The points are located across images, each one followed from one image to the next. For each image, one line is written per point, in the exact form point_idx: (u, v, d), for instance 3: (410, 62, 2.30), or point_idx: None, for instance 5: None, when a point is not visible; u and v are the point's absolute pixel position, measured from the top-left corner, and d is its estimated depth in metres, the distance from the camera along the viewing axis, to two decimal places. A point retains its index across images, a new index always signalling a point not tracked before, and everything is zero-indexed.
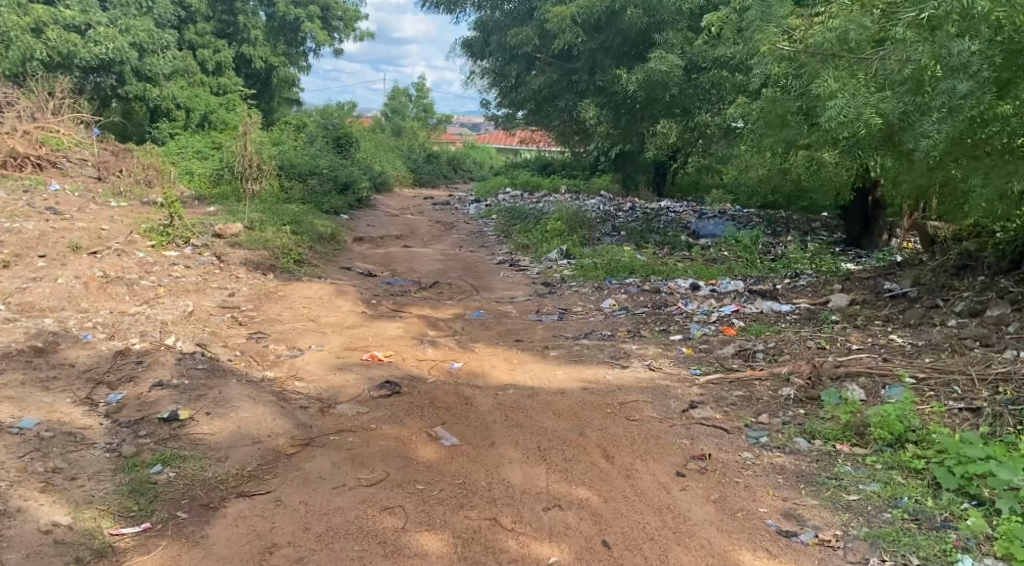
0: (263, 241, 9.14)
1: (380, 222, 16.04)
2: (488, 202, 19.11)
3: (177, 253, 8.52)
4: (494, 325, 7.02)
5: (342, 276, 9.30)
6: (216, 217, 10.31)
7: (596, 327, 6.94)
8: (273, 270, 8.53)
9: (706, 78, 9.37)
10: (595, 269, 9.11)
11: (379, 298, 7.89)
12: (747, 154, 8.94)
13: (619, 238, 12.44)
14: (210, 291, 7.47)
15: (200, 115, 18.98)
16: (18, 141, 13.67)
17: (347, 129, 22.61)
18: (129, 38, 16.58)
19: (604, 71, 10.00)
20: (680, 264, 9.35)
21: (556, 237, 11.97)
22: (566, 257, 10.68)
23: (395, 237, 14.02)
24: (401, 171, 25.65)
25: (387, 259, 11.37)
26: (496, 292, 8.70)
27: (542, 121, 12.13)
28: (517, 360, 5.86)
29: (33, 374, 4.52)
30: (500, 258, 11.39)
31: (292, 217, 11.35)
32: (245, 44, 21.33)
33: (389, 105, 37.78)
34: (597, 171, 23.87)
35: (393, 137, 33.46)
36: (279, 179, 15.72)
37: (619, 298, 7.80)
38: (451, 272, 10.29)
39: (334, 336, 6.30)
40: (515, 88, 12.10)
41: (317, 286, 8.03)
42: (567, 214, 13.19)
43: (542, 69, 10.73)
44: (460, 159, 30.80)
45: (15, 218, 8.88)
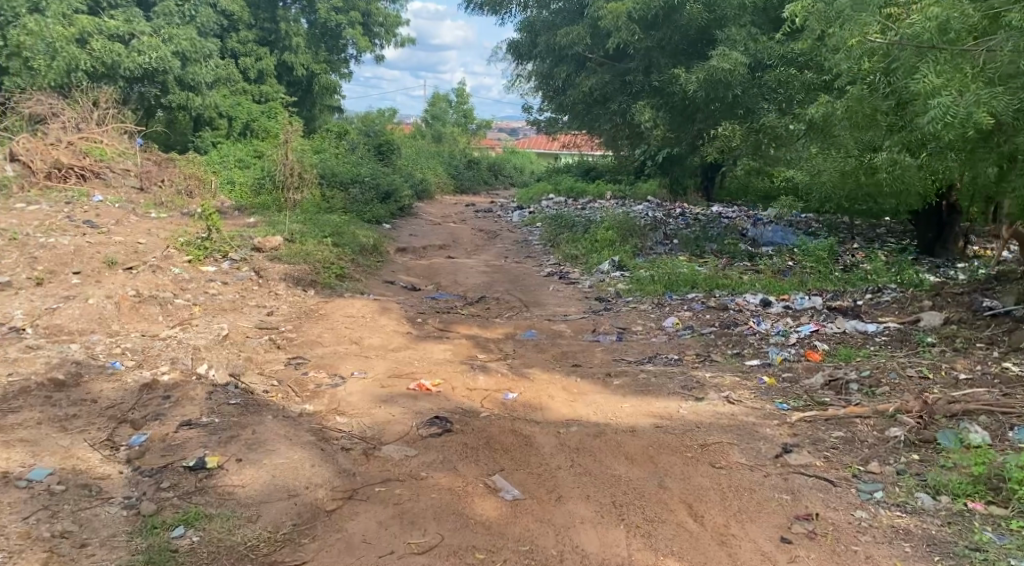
0: (304, 254, 8.73)
1: (422, 231, 15.63)
2: (532, 209, 18.60)
3: (215, 268, 8.14)
4: (549, 347, 6.49)
5: (385, 291, 8.85)
6: (256, 229, 9.96)
7: (660, 349, 6.37)
8: (313, 286, 8.11)
9: (772, 76, 8.78)
10: (653, 282, 8.51)
11: (425, 316, 7.41)
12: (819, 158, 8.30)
13: (673, 247, 11.82)
14: (248, 309, 7.07)
15: (241, 124, 18.82)
16: (61, 153, 13.69)
17: (388, 136, 22.31)
18: (172, 47, 16.48)
19: (661, 71, 9.55)
20: (745, 276, 8.72)
21: (607, 247, 11.38)
22: (618, 269, 10.10)
23: (438, 247, 13.58)
24: (443, 178, 25.28)
25: (430, 271, 10.92)
26: (548, 308, 8.16)
27: (592, 125, 11.57)
28: (578, 390, 5.30)
29: (52, 411, 4.11)
30: (549, 269, 10.86)
31: (333, 228, 10.97)
32: (287, 51, 21.17)
33: (430, 111, 37.49)
34: (643, 176, 23.20)
35: (433, 144, 33.15)
36: (320, 189, 15.44)
37: (683, 316, 7.21)
38: (498, 285, 9.79)
39: (379, 361, 5.83)
40: (563, 91, 11.61)
41: (359, 303, 7.59)
42: (616, 221, 12.60)
43: (593, 71, 10.20)
44: (501, 165, 30.34)
45: (51, 232, 8.61)
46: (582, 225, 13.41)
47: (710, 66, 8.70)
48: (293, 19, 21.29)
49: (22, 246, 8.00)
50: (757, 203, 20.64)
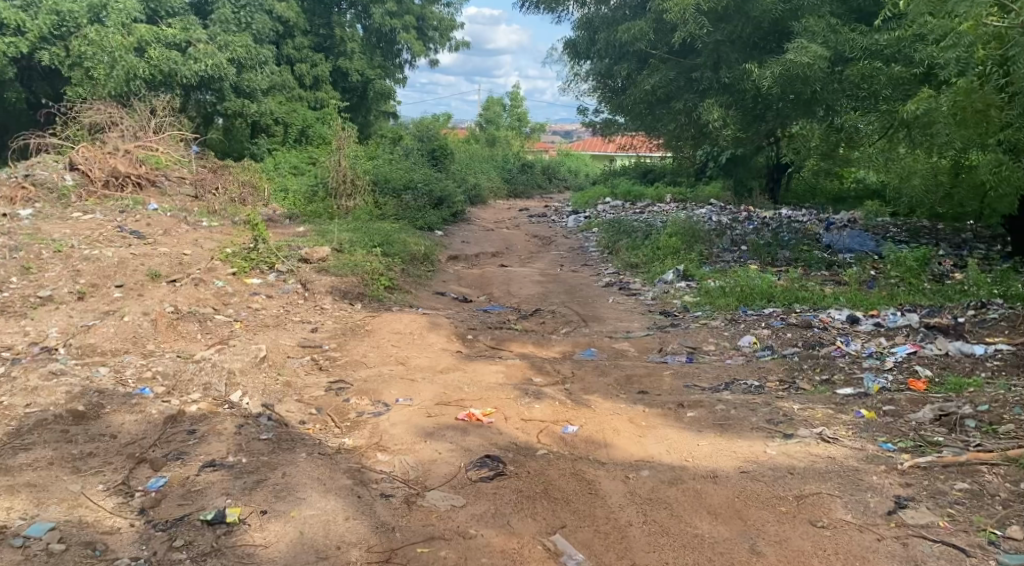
0: (352, 265, 8.32)
1: (476, 238, 15.19)
2: (589, 213, 18.03)
3: (261, 281, 7.78)
4: (611, 369, 5.93)
5: (436, 303, 8.42)
6: (305, 239, 9.62)
7: (737, 375, 5.76)
8: (360, 299, 7.69)
9: (855, 71, 8.05)
10: (724, 296, 7.93)
11: (477, 332, 6.92)
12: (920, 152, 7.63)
13: (741, 255, 11.19)
14: (291, 326, 6.68)
15: (296, 130, 18.71)
16: (118, 160, 13.52)
17: (442, 141, 21.98)
18: (227, 54, 16.40)
19: (731, 67, 8.91)
20: (827, 290, 8.19)
21: (670, 255, 10.76)
22: (684, 279, 9.50)
23: (491, 254, 13.14)
24: (496, 182, 24.87)
25: (484, 281, 10.44)
26: (610, 323, 7.61)
27: (654, 126, 10.94)
28: (646, 424, 4.76)
29: (66, 449, 3.73)
30: (609, 279, 10.30)
31: (383, 236, 10.58)
32: (342, 56, 21.03)
33: (484, 115, 37.15)
34: (703, 177, 22.39)
35: (486, 148, 32.80)
36: (373, 196, 15.24)
37: (761, 335, 6.64)
38: (554, 296, 9.26)
39: (426, 386, 5.35)
40: (623, 91, 11.04)
41: (408, 317, 7.15)
42: (679, 226, 11.97)
43: (657, 69, 9.60)
44: (556, 168, 29.76)
45: (97, 244, 8.37)
46: (643, 230, 12.79)
47: (785, 60, 8.05)
48: (348, 25, 21.16)
49: (66, 259, 7.77)
50: (825, 205, 19.67)
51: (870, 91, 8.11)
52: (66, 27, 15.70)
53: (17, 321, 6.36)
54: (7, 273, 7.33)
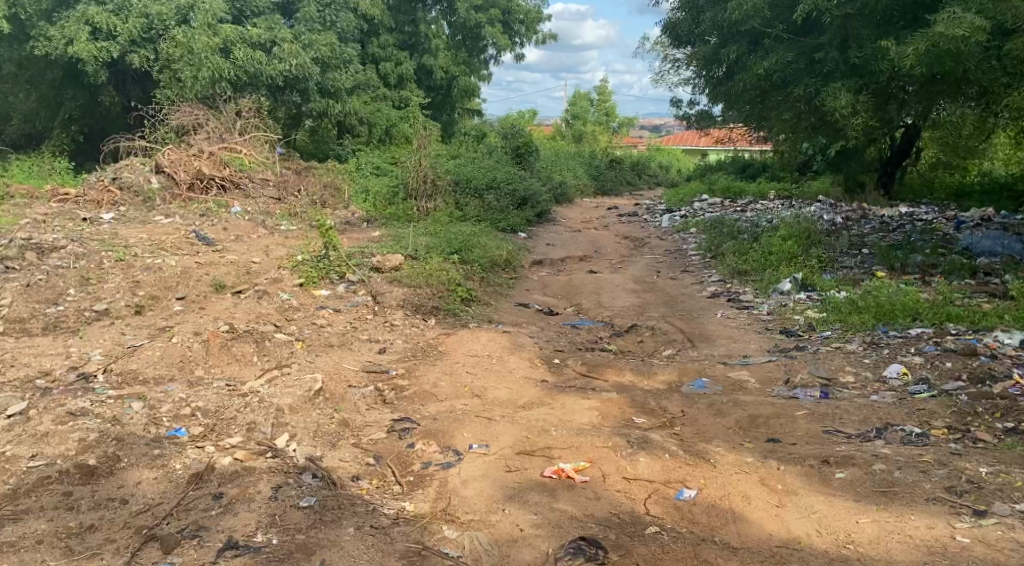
0: (426, 275, 7.53)
1: (563, 240, 14.33)
2: (684, 211, 16.91)
3: (329, 293, 7.12)
4: (732, 409, 4.96)
5: (519, 317, 7.62)
6: (380, 245, 8.95)
7: (890, 419, 4.69)
8: (435, 314, 6.92)
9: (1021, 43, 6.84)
10: (857, 313, 6.85)
11: (565, 356, 6.05)
12: None
13: (864, 261, 10.02)
14: (358, 346, 5.93)
15: (380, 130, 18.18)
16: (202, 163, 13.22)
17: (528, 138, 21.18)
18: (311, 53, 16.05)
19: (861, 45, 7.86)
20: (983, 305, 6.98)
21: (785, 261, 9.62)
22: (802, 290, 8.57)
23: (579, 258, 12.25)
24: (583, 180, 23.89)
25: (573, 292, 9.55)
26: (721, 346, 6.61)
27: (765, 115, 9.80)
28: (784, 488, 3.83)
29: (64, 519, 3.20)
30: (715, 287, 9.30)
31: (463, 241, 9.82)
32: (426, 53, 20.39)
33: (571, 109, 36.10)
34: (807, 172, 20.81)
35: (573, 144, 31.82)
36: (454, 197, 14.63)
37: (912, 364, 5.60)
38: (651, 309, 8.27)
39: (505, 427, 4.47)
40: (729, 78, 9.96)
41: (491, 336, 6.34)
42: (790, 227, 10.80)
43: (772, 51, 8.60)
44: (645, 164, 28.47)
45: (160, 252, 7.85)
46: (750, 232, 11.64)
47: (934, 34, 7.06)
48: (433, 22, 20.63)
49: (127, 269, 7.25)
50: (946, 201, 17.91)
51: None
52: (155, 29, 15.19)
53: (66, 339, 5.84)
54: (65, 285, 6.88)
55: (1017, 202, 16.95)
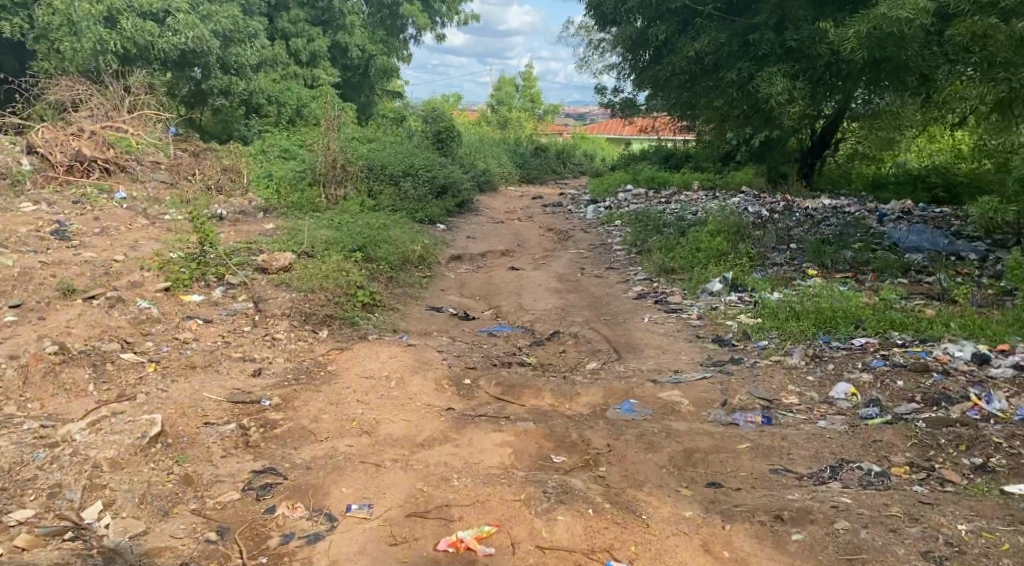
0: (320, 277, 6.57)
1: (483, 232, 13.53)
2: (609, 202, 16.34)
3: (202, 298, 6.10)
4: (665, 442, 4.24)
5: (428, 323, 6.78)
6: (272, 239, 7.94)
7: (845, 455, 4.05)
8: (328, 324, 5.93)
9: (964, 29, 6.51)
10: (795, 320, 6.27)
11: (475, 374, 5.23)
12: None
13: (795, 257, 9.56)
14: (226, 368, 4.94)
15: (290, 110, 16.68)
16: (82, 143, 11.77)
17: (449, 122, 20.28)
18: (210, 26, 14.25)
19: (798, 27, 7.36)
20: (927, 310, 6.50)
21: (715, 259, 9.06)
22: (733, 290, 8.04)
23: (499, 253, 11.49)
24: (507, 167, 23.12)
25: (490, 293, 8.77)
26: (651, 359, 5.92)
27: (693, 102, 9.23)
28: (729, 557, 3.16)
29: None
30: (641, 287, 8.67)
31: (370, 235, 8.93)
32: (340, 30, 19.14)
33: (495, 95, 35.39)
34: (731, 162, 20.57)
35: (498, 131, 31.00)
36: (366, 183, 13.66)
37: (861, 382, 5.02)
38: (575, 313, 7.55)
39: (395, 475, 3.64)
40: (657, 62, 9.35)
41: (390, 350, 5.48)
42: (718, 221, 10.28)
43: (703, 31, 8.01)
44: (570, 152, 27.93)
45: (2, 248, 6.66)
46: (676, 226, 11.09)
47: (875, 15, 6.54)
48: None
49: None
50: (865, 192, 17.94)
51: (983, 55, 6.57)
52: None
53: None
54: None
55: (932, 194, 17.08)
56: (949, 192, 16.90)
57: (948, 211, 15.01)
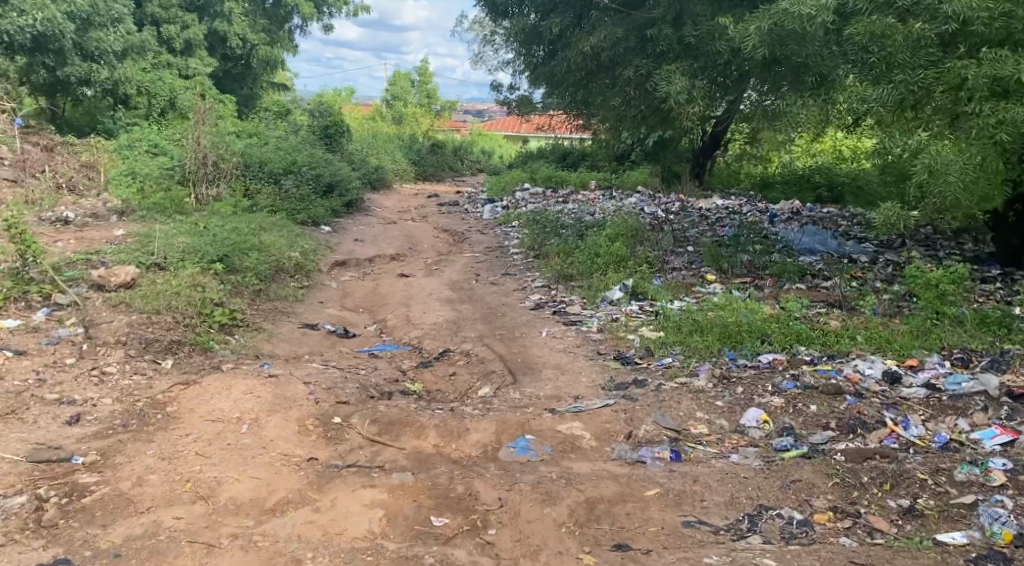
0: (166, 296, 5.69)
1: (372, 234, 12.69)
2: (507, 201, 15.83)
3: (18, 322, 5.22)
4: (564, 490, 3.69)
5: (301, 345, 6.03)
6: (120, 248, 6.97)
7: (763, 500, 3.61)
8: (173, 353, 5.09)
9: (862, 28, 6.42)
10: (698, 334, 5.85)
11: (348, 412, 4.54)
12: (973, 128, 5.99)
13: (694, 261, 9.27)
14: (33, 417, 4.10)
15: (162, 102, 15.02)
16: None
17: (337, 116, 19.31)
18: (64, 7, 12.52)
19: (697, 24, 7.00)
20: (832, 322, 6.24)
21: (615, 264, 8.64)
22: (635, 299, 7.65)
23: (388, 258, 10.76)
24: (402, 163, 22.30)
25: (375, 306, 8.04)
26: (549, 382, 5.36)
27: (589, 100, 8.77)
28: None
29: None
30: (539, 296, 8.17)
31: (239, 242, 8.06)
32: (217, 17, 17.79)
33: (391, 90, 34.36)
34: (627, 160, 20.47)
35: (392, 127, 30.06)
36: (242, 182, 12.66)
37: (772, 406, 4.60)
38: (467, 327, 6.94)
39: (229, 560, 3.13)
40: (551, 57, 8.83)
41: (248, 384, 4.70)
42: (617, 225, 9.90)
43: (599, 26, 7.55)
44: (466, 149, 27.35)
45: None
46: (574, 229, 10.66)
47: (777, 10, 6.27)
48: None
49: None
50: (754, 192, 18.13)
51: (881, 56, 6.43)
52: None
53: None
54: None
55: (817, 193, 17.42)
56: (832, 192, 17.29)
57: (835, 211, 15.26)
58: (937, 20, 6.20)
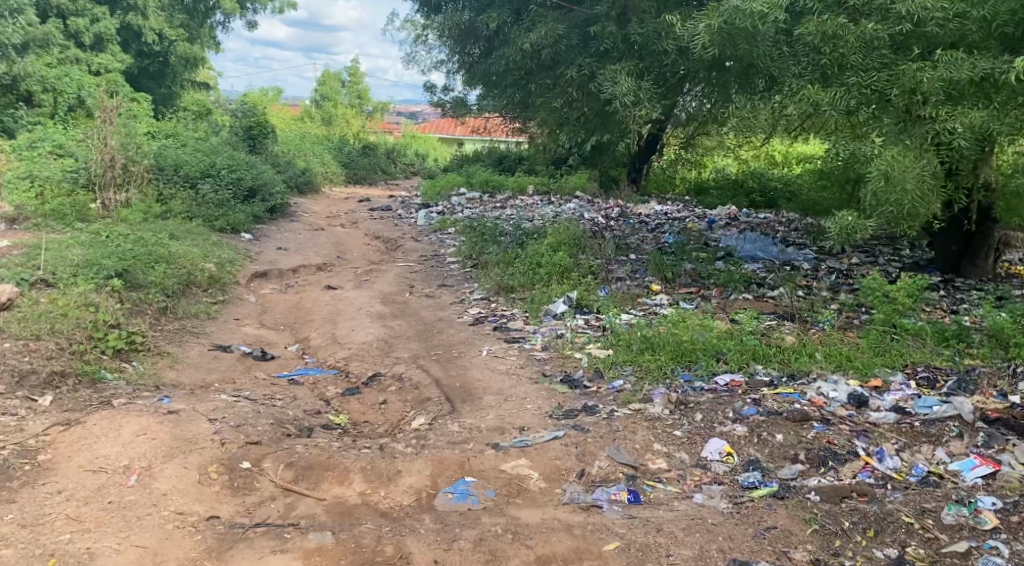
0: (49, 318, 4.99)
1: (297, 241, 11.96)
2: (441, 207, 15.29)
3: None
4: (510, 550, 3.28)
5: (212, 373, 5.41)
6: (5, 262, 6.20)
7: (736, 553, 3.25)
8: (54, 388, 4.51)
9: (813, 27, 6.13)
10: (650, 354, 5.45)
11: (259, 455, 3.97)
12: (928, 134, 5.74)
13: (637, 270, 8.93)
14: None
15: (69, 100, 13.94)
16: None
17: (262, 117, 18.42)
18: None
19: (642, 22, 6.61)
20: (786, 337, 5.92)
21: (557, 275, 8.23)
22: (579, 312, 7.25)
23: (315, 268, 10.12)
24: (332, 166, 21.53)
25: (299, 322, 7.41)
26: (491, 411, 4.85)
27: (528, 101, 8.31)
28: None
29: None
30: (478, 310, 7.69)
31: (146, 254, 7.34)
32: (130, 11, 16.67)
33: (321, 90, 33.41)
34: (563, 164, 20.16)
35: (322, 128, 29.15)
36: (156, 187, 11.80)
37: (736, 435, 4.19)
38: (400, 346, 6.40)
39: None
40: (488, 55, 8.33)
41: (142, 423, 4.03)
42: (558, 233, 9.50)
43: (538, 23, 7.09)
44: (398, 151, 26.67)
45: None
46: (512, 237, 10.21)
47: (727, 8, 5.91)
48: None
49: None
50: (690, 197, 18.04)
51: (833, 57, 6.17)
52: None
53: None
54: None
55: (751, 199, 17.41)
56: (765, 197, 17.33)
57: (770, 217, 15.21)
58: (889, 21, 5.95)
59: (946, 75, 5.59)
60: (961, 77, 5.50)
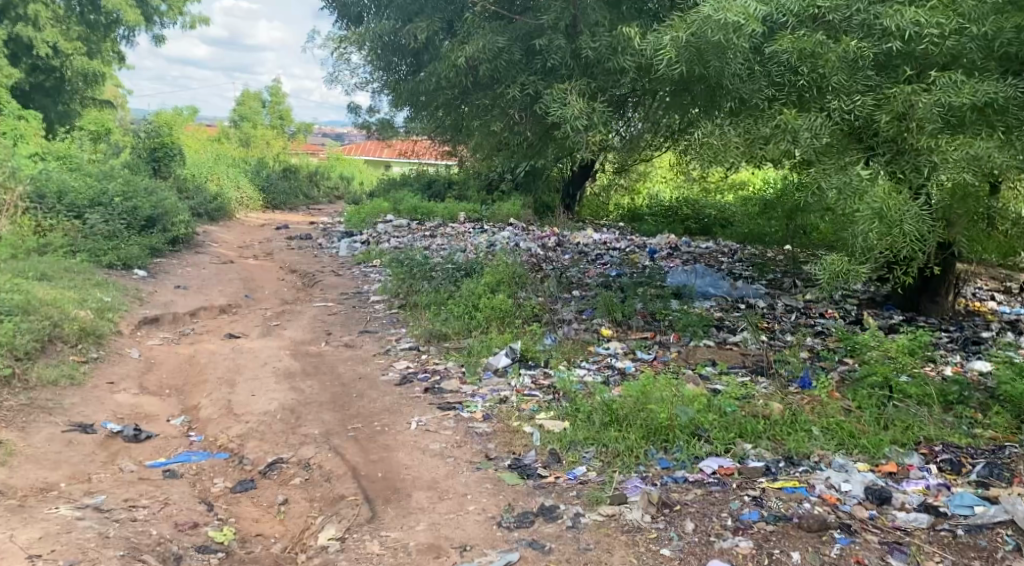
0: None
1: (201, 278, 10.64)
2: (365, 235, 14.14)
3: None
4: None
5: (58, 474, 4.25)
6: None
7: None
8: None
9: (789, 44, 5.36)
10: (617, 428, 4.50)
11: None
12: (924, 165, 4.98)
13: (585, 311, 8.01)
14: None
15: None
16: None
17: (168, 138, 16.93)
18: None
19: (596, 35, 5.73)
20: (769, 401, 5.06)
21: (496, 320, 7.26)
22: (523, 367, 6.27)
23: (218, 310, 8.87)
24: (248, 190, 20.08)
25: (189, 384, 6.21)
26: (422, 518, 3.84)
27: (463, 121, 7.32)
28: None
29: None
30: (407, 364, 6.61)
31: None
32: (19, 21, 15.00)
33: (238, 111, 31.73)
34: (495, 189, 19.26)
35: (239, 150, 27.57)
36: (33, 220, 10.34)
37: (739, 555, 3.32)
38: (310, 418, 5.29)
39: None
40: (416, 71, 7.31)
41: None
42: (497, 272, 8.50)
43: (473, 34, 6.15)
44: (320, 174, 25.35)
45: None
46: (444, 273, 9.18)
47: (695, 19, 5.11)
48: None
49: None
50: (624, 224, 17.39)
51: (811, 78, 5.40)
52: None
53: None
54: None
55: (685, 226, 16.86)
56: (699, 224, 16.74)
57: (712, 246, 14.57)
58: (875, 38, 5.23)
59: (941, 100, 4.86)
60: (962, 101, 4.77)
